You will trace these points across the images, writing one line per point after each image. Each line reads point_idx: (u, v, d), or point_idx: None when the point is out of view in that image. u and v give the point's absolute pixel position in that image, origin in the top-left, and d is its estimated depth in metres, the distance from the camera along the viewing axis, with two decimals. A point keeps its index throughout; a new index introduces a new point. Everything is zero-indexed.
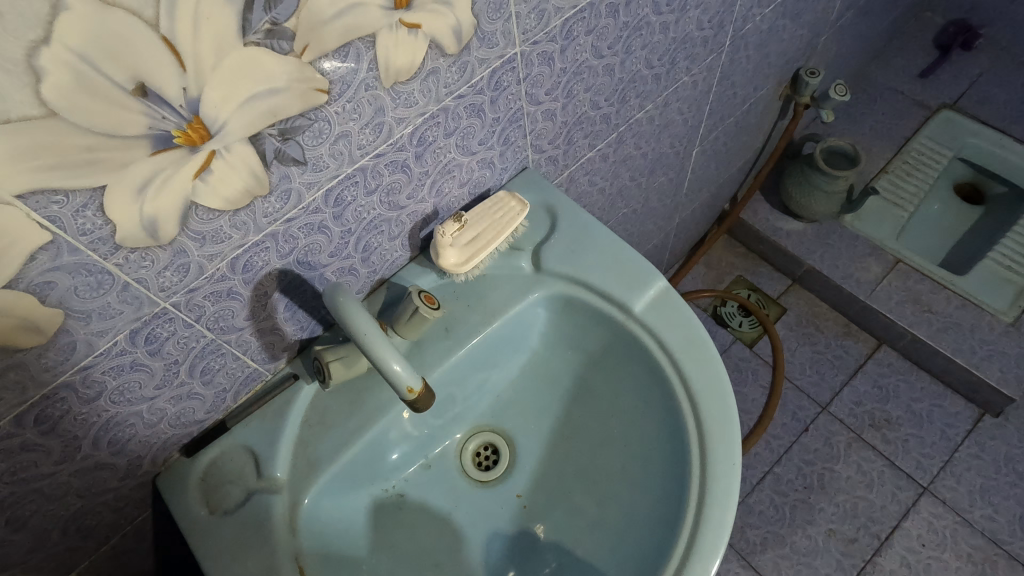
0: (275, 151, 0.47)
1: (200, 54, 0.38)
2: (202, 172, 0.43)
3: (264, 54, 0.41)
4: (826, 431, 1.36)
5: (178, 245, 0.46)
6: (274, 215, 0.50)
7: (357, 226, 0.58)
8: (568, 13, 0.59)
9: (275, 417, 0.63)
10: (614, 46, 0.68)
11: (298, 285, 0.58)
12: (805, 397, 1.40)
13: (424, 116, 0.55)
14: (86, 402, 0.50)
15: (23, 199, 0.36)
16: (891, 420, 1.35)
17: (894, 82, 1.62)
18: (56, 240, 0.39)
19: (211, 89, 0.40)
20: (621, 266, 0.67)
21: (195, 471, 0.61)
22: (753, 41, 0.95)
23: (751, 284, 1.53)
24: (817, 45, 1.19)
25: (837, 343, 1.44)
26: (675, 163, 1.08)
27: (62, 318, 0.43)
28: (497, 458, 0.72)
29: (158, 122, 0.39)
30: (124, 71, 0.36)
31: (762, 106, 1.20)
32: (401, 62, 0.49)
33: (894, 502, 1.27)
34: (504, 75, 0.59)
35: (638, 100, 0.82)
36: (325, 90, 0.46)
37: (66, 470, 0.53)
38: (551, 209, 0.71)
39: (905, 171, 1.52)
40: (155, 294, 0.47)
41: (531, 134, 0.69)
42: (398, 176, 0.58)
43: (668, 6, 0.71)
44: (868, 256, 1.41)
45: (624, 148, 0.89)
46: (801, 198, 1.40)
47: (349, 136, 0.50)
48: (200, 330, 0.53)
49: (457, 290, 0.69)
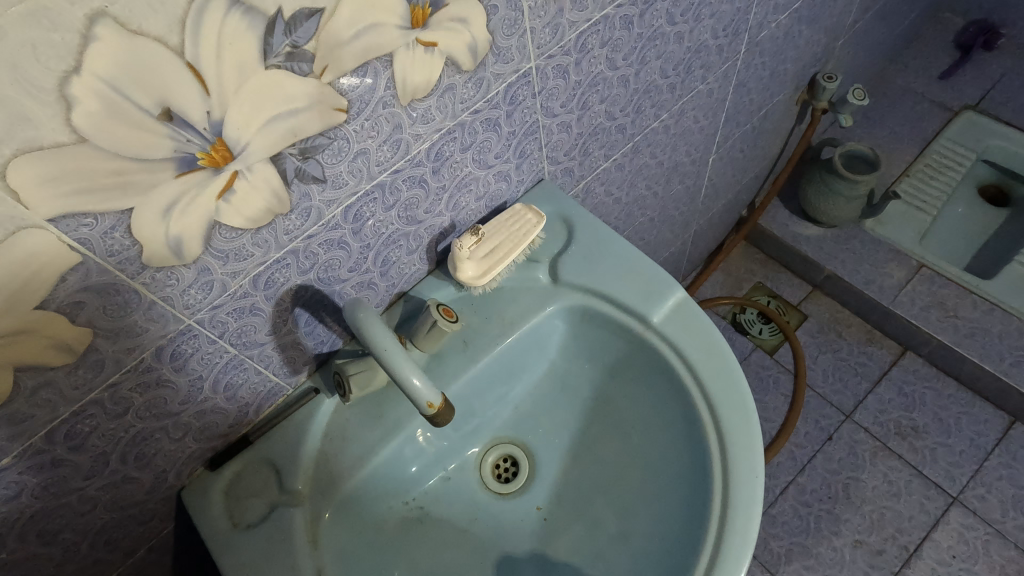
0: (296, 170, 0.47)
1: (223, 78, 0.39)
2: (225, 192, 0.44)
3: (284, 76, 0.42)
4: (850, 439, 1.33)
5: (201, 263, 0.47)
6: (295, 232, 0.51)
7: (375, 241, 0.59)
8: (583, 26, 0.60)
9: (298, 431, 0.64)
10: (629, 57, 0.69)
11: (319, 299, 0.59)
12: (828, 405, 1.37)
13: (441, 131, 0.55)
14: (114, 418, 0.50)
15: (54, 222, 0.37)
16: (918, 428, 1.32)
17: (914, 84, 1.60)
18: (85, 261, 0.40)
19: (233, 111, 0.41)
20: (637, 275, 0.67)
21: (219, 485, 0.62)
22: (768, 48, 0.95)
23: (771, 290, 1.51)
24: (835, 49, 1.17)
25: (860, 350, 1.42)
26: (691, 172, 1.08)
27: (91, 336, 0.44)
28: (517, 469, 0.72)
29: (183, 145, 0.40)
30: (151, 97, 0.36)
31: (778, 113, 1.19)
32: (419, 79, 0.50)
33: (922, 512, 1.25)
34: (520, 89, 0.59)
35: (653, 110, 0.82)
36: (344, 109, 0.47)
37: (93, 485, 0.54)
38: (567, 220, 0.71)
39: (926, 174, 1.50)
40: (180, 312, 0.48)
41: (547, 146, 0.69)
42: (416, 191, 0.58)
43: (683, 16, 0.71)
44: (890, 261, 1.39)
45: (640, 158, 0.89)
46: (819, 203, 1.38)
47: (368, 153, 0.51)
48: (223, 346, 0.54)
49: (475, 301, 0.69)
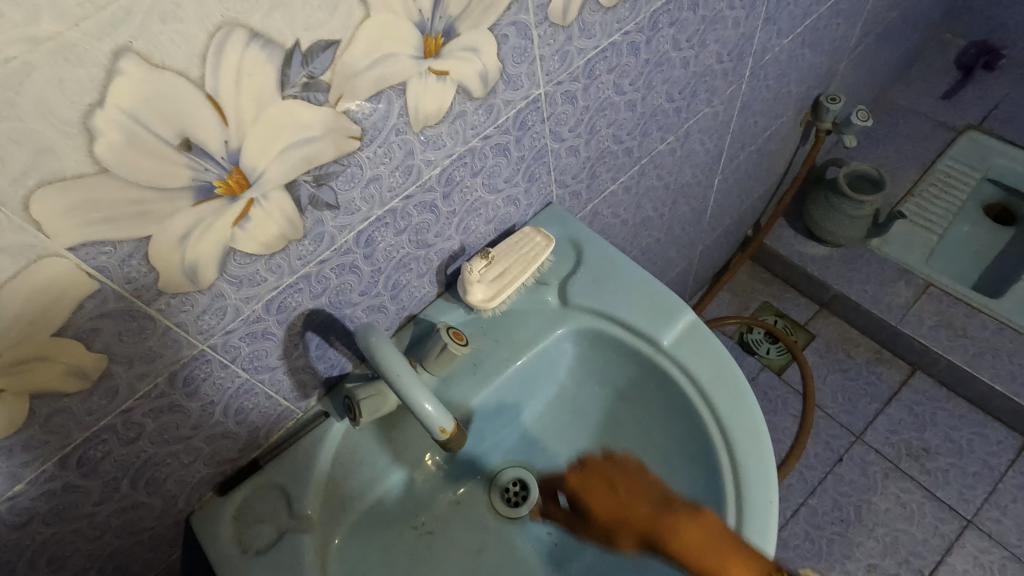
0: (310, 197, 0.48)
1: (241, 108, 0.40)
2: (241, 220, 0.45)
3: (301, 105, 0.42)
4: (861, 461, 1.32)
5: (216, 289, 0.47)
6: (308, 257, 0.51)
7: (386, 265, 0.60)
8: (591, 53, 0.61)
9: (307, 455, 0.63)
10: (636, 82, 0.70)
11: (330, 324, 0.59)
12: (838, 426, 1.36)
13: (452, 157, 0.56)
14: (126, 443, 0.50)
15: (74, 251, 0.38)
16: (930, 449, 1.31)
17: (916, 104, 1.61)
18: (103, 288, 0.41)
19: (251, 141, 0.41)
20: (647, 298, 0.67)
21: (228, 510, 0.61)
22: (773, 71, 0.96)
23: (778, 309, 1.51)
24: (837, 71, 1.19)
25: (869, 370, 1.41)
26: (697, 193, 1.08)
27: (105, 363, 0.45)
28: (527, 493, 0.70)
29: (201, 173, 0.41)
30: (172, 128, 0.37)
31: (783, 134, 1.20)
32: (431, 106, 0.51)
33: (937, 536, 1.23)
34: (529, 115, 0.60)
35: (660, 133, 0.83)
36: (358, 136, 0.47)
37: (104, 511, 0.53)
38: (576, 243, 0.72)
39: (931, 194, 1.50)
40: (194, 337, 0.48)
41: (555, 169, 0.70)
42: (426, 216, 0.59)
43: (688, 42, 0.72)
44: (897, 281, 1.39)
45: (647, 181, 0.90)
46: (825, 223, 1.38)
47: (380, 179, 0.52)
48: (236, 371, 0.54)
49: (485, 324, 0.69)
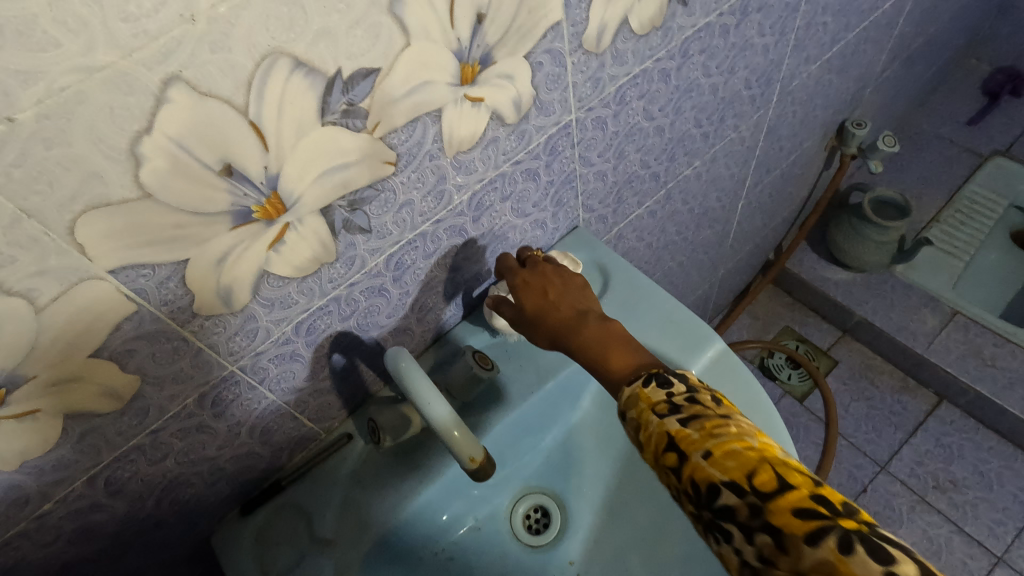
0: (344, 221, 0.48)
1: (282, 135, 0.40)
2: (276, 243, 0.45)
3: (339, 132, 0.43)
4: (885, 492, 1.29)
5: (249, 311, 0.47)
6: (339, 280, 0.52)
7: (414, 288, 0.59)
8: (622, 80, 0.61)
9: (329, 478, 0.63)
10: (665, 108, 0.69)
11: (356, 346, 0.59)
12: (862, 455, 1.33)
13: (483, 182, 0.56)
14: (153, 463, 0.50)
15: (114, 273, 0.38)
16: (957, 482, 1.28)
17: (940, 129, 1.60)
18: (139, 310, 0.41)
19: (289, 166, 0.42)
20: (676, 325, 0.66)
21: (249, 531, 0.61)
22: (799, 97, 0.95)
23: (799, 334, 1.49)
24: (863, 96, 1.18)
25: (894, 399, 1.38)
26: (720, 217, 1.08)
27: (138, 384, 0.45)
28: (548, 521, 0.70)
29: (240, 198, 0.41)
30: (215, 154, 0.38)
31: (807, 159, 1.19)
32: (464, 132, 0.51)
33: (965, 572, 1.19)
34: (560, 140, 0.60)
35: (686, 158, 0.82)
36: (393, 162, 0.48)
37: (128, 530, 0.53)
38: (603, 268, 0.71)
39: (957, 220, 1.49)
40: (224, 358, 0.48)
41: (583, 194, 0.70)
42: (455, 240, 0.59)
43: (717, 69, 0.72)
44: (923, 308, 1.37)
45: (672, 205, 0.89)
46: (849, 248, 1.36)
47: (412, 204, 0.52)
48: (263, 392, 0.54)
49: (509, 348, 0.69)
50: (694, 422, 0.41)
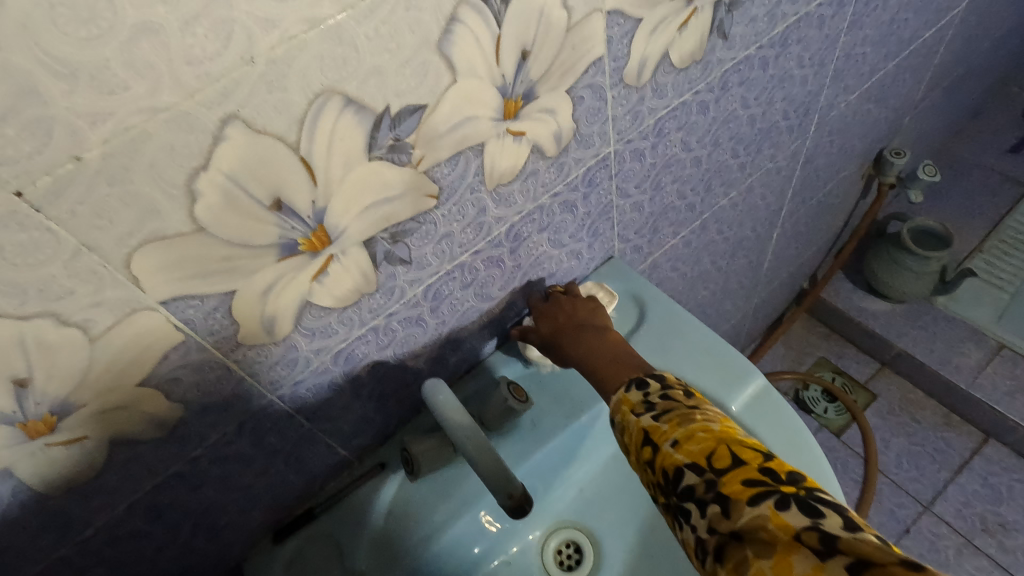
0: (385, 252, 0.48)
1: (330, 170, 0.41)
2: (319, 275, 0.45)
3: (385, 166, 0.43)
4: (930, 534, 1.23)
5: (290, 340, 0.48)
6: (378, 310, 0.52)
7: (450, 318, 0.59)
8: (661, 112, 0.61)
9: (358, 508, 0.62)
10: (703, 139, 0.69)
11: (392, 375, 0.59)
12: (904, 494, 1.28)
13: (521, 214, 0.56)
14: (192, 490, 0.51)
15: (165, 304, 0.39)
16: (1007, 525, 1.21)
17: (981, 157, 1.56)
18: (187, 339, 0.41)
19: (336, 200, 0.42)
20: (715, 359, 0.65)
21: (280, 559, 0.61)
22: (837, 126, 0.94)
23: (835, 366, 1.45)
24: (902, 125, 1.16)
25: (937, 436, 1.33)
26: (755, 246, 1.06)
27: (181, 411, 0.45)
28: (580, 557, 0.68)
29: (287, 231, 0.41)
30: (266, 188, 0.38)
31: (844, 187, 1.17)
32: (505, 165, 0.51)
33: None
34: (598, 172, 0.60)
35: (723, 188, 0.81)
36: (435, 195, 0.48)
37: (164, 555, 0.54)
38: (639, 299, 0.71)
39: (1001, 250, 1.44)
40: (264, 386, 0.49)
41: (619, 225, 0.70)
42: (492, 271, 0.59)
43: (756, 100, 0.71)
44: (967, 341, 1.32)
45: (707, 235, 0.88)
46: (888, 278, 1.33)
47: (452, 236, 0.52)
48: (300, 420, 0.54)
49: (543, 378, 0.68)
50: (664, 415, 0.44)
